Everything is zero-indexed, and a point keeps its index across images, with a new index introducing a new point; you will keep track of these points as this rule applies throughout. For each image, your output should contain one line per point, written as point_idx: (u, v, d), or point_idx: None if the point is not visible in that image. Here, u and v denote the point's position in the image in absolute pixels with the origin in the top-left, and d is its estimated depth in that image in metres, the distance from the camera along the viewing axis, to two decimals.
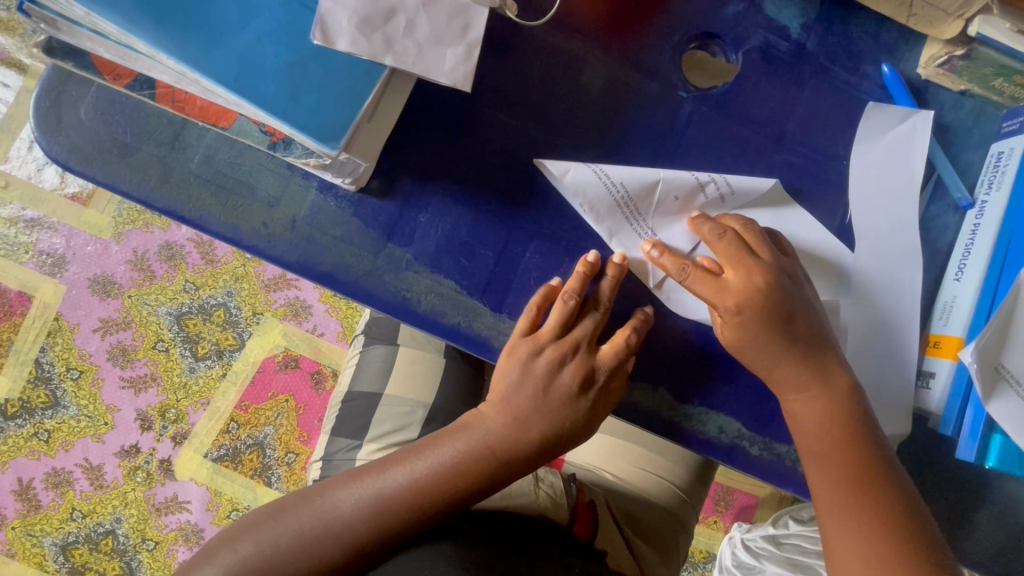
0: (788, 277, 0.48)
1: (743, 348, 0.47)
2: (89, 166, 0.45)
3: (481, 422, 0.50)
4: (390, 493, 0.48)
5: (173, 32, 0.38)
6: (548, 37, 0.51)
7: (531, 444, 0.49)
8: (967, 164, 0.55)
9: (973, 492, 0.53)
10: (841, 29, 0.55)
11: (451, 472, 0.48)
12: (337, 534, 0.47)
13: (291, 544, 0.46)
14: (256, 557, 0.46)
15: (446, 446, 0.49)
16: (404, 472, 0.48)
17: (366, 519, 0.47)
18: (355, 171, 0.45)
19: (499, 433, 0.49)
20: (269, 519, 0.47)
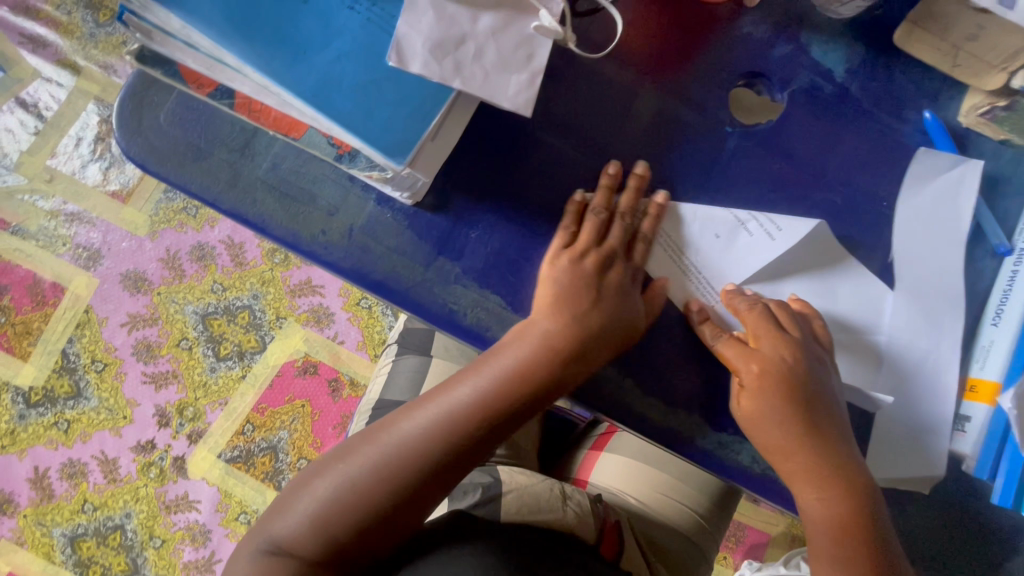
0: (815, 356, 0.48)
1: (755, 420, 0.47)
2: (163, 168, 0.48)
3: (533, 328, 0.48)
4: (454, 414, 0.48)
5: (262, 49, 0.41)
6: (600, 68, 0.53)
7: (560, 373, 0.48)
8: (1006, 211, 0.56)
9: (1006, 541, 0.52)
10: (884, 75, 0.56)
11: (516, 381, 0.48)
12: (411, 460, 0.47)
13: (368, 479, 0.47)
14: (336, 497, 0.47)
15: (463, 382, 0.48)
16: (425, 419, 0.48)
17: (434, 442, 0.47)
18: (413, 185, 0.48)
19: (520, 363, 0.47)
20: (338, 464, 0.48)
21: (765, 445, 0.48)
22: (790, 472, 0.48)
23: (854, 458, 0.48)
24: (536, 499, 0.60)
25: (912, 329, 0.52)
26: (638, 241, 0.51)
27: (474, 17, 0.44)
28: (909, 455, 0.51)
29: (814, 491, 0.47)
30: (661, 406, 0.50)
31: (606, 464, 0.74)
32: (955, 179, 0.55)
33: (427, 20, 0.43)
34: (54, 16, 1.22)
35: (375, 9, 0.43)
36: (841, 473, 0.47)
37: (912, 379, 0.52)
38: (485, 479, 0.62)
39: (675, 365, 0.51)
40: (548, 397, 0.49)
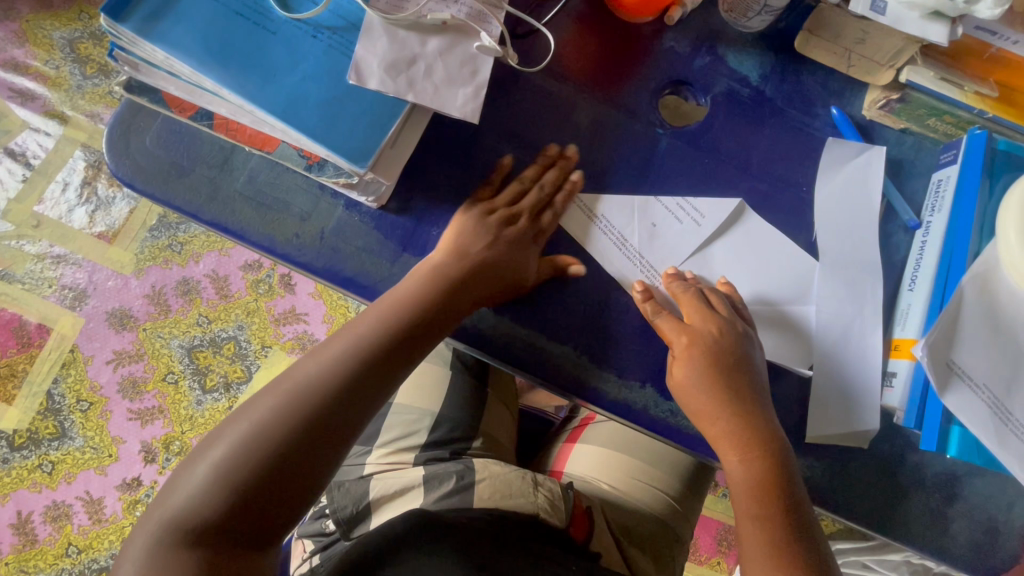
0: (740, 331, 0.53)
1: (689, 387, 0.52)
2: (149, 186, 0.53)
3: (417, 279, 0.52)
4: (365, 341, 0.50)
5: (236, 73, 0.47)
6: (542, 82, 0.60)
7: (449, 309, 0.52)
8: (913, 191, 0.63)
9: (944, 489, 0.56)
10: (794, 78, 0.64)
11: (402, 314, 0.51)
12: (315, 383, 0.47)
13: (273, 411, 0.46)
14: (245, 436, 0.45)
15: (369, 315, 0.51)
16: (378, 312, 0.51)
17: (345, 358, 0.49)
18: (378, 191, 0.53)
19: (411, 298, 0.51)
20: (251, 400, 0.47)
21: (696, 411, 0.52)
22: (719, 437, 0.52)
23: (770, 418, 0.52)
24: (507, 485, 0.65)
25: (837, 297, 0.58)
26: (540, 196, 0.56)
27: (423, 40, 0.51)
28: (841, 412, 0.56)
29: (741, 453, 0.50)
30: (615, 379, 0.55)
31: (582, 455, 0.77)
32: (864, 163, 0.62)
33: (381, 45, 0.50)
34: (43, 71, 1.29)
35: (336, 36, 0.50)
36: (758, 430, 0.51)
37: (840, 342, 0.57)
38: (459, 467, 0.67)
39: (625, 341, 0.56)
40: (438, 333, 0.52)
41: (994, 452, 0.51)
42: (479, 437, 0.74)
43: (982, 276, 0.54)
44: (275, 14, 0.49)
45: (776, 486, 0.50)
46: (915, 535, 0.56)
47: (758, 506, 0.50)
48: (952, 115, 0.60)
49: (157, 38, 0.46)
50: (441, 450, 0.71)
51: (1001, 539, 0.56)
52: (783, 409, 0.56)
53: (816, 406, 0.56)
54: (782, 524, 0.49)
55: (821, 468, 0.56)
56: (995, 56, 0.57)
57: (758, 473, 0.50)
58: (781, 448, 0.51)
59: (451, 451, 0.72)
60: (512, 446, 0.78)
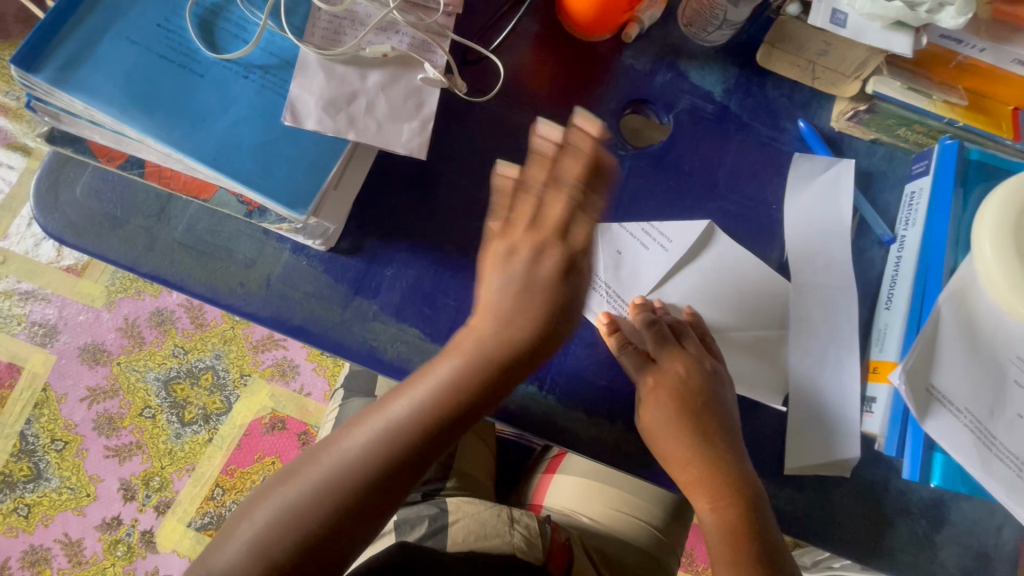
0: (711, 370, 0.52)
1: (658, 429, 0.51)
2: (82, 239, 0.50)
3: (456, 349, 0.46)
4: (399, 428, 0.44)
5: (162, 121, 0.44)
6: (498, 108, 0.58)
7: (491, 388, 0.45)
8: (886, 204, 0.61)
9: (932, 514, 0.54)
10: (759, 91, 0.62)
11: (444, 392, 0.45)
12: (346, 475, 0.43)
13: (305, 501, 0.43)
14: (275, 524, 0.43)
15: (401, 396, 0.45)
16: (414, 395, 0.45)
17: (377, 452, 0.44)
18: (325, 232, 0.50)
19: (452, 378, 0.45)
20: (278, 483, 0.44)
21: (668, 457, 0.51)
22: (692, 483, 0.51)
23: (742, 460, 0.51)
24: (483, 526, 0.62)
25: (810, 320, 0.56)
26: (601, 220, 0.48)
27: (363, 75, 0.49)
28: (820, 441, 0.54)
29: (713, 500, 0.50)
30: (584, 418, 0.52)
31: (561, 484, 0.75)
32: (834, 179, 0.60)
33: (317, 82, 0.47)
34: (4, 102, 1.26)
35: (269, 75, 0.47)
36: (729, 472, 0.50)
37: (815, 369, 0.55)
38: (432, 510, 0.64)
39: (594, 376, 0.53)
40: (502, 398, 0.47)
41: (978, 479, 0.49)
42: (452, 477, 0.71)
43: (960, 293, 0.52)
44: (203, 55, 0.46)
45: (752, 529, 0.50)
46: (906, 564, 0.53)
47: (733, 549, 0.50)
48: (921, 125, 0.58)
49: (73, 88, 0.43)
50: (413, 494, 0.68)
51: (992, 562, 0.54)
52: (760, 439, 0.54)
53: (795, 438, 0.54)
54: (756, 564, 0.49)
55: (803, 500, 0.53)
56: (961, 64, 0.56)
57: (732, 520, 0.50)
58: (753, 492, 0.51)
59: (422, 492, 0.69)
60: (488, 482, 0.76)
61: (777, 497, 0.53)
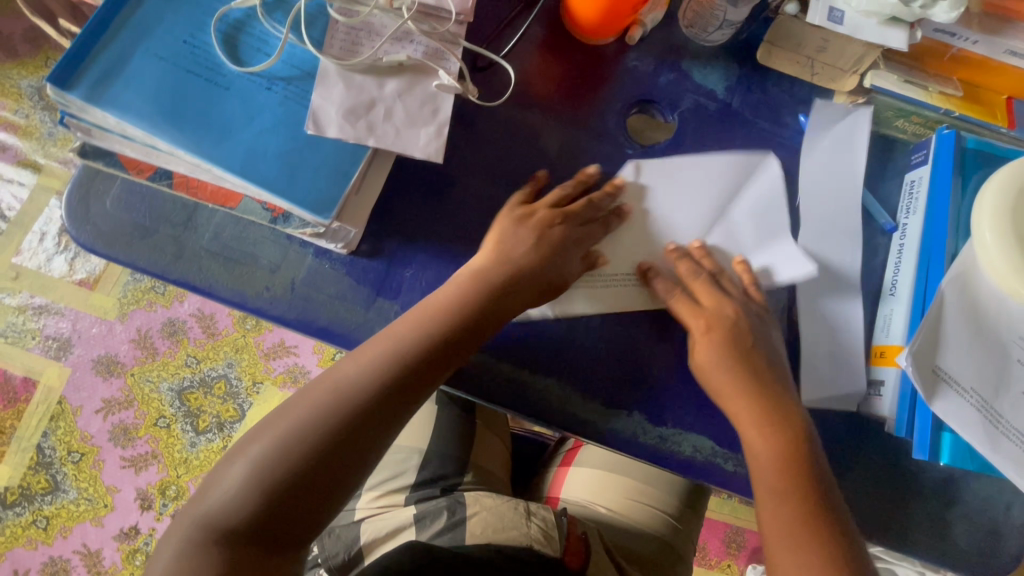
0: (758, 312, 0.55)
1: (710, 367, 0.53)
2: (112, 249, 0.52)
3: (460, 277, 0.52)
4: (399, 352, 0.48)
5: (191, 132, 0.46)
6: (508, 112, 0.59)
7: (485, 308, 0.51)
8: (887, 194, 0.62)
9: (942, 493, 0.56)
10: (760, 88, 0.64)
11: (438, 319, 0.50)
12: (341, 398, 0.47)
13: (303, 423, 0.46)
14: (274, 448, 0.45)
15: (405, 321, 0.50)
16: (412, 320, 0.50)
17: (368, 377, 0.48)
18: (346, 237, 0.53)
19: (445, 303, 0.50)
20: (285, 406, 0.47)
21: (717, 390, 0.53)
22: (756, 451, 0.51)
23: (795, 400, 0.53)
24: (500, 517, 0.63)
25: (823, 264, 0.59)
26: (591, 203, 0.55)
27: (381, 83, 0.51)
28: (833, 381, 0.56)
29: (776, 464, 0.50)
30: (602, 408, 0.54)
31: (577, 477, 0.76)
32: (845, 153, 0.61)
33: (337, 92, 0.49)
34: (12, 120, 1.28)
35: (291, 87, 0.49)
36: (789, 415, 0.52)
37: (832, 325, 0.57)
38: (449, 501, 0.65)
39: (610, 368, 0.55)
40: (493, 322, 0.51)
41: (987, 457, 0.51)
42: (470, 471, 0.73)
43: (962, 278, 0.54)
44: (228, 68, 0.48)
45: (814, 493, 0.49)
46: (919, 543, 0.55)
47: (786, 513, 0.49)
48: (919, 116, 0.60)
49: (106, 104, 0.45)
50: (432, 489, 0.70)
51: (1002, 541, 0.56)
52: None
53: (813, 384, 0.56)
54: (805, 506, 0.49)
55: None
56: (955, 56, 0.58)
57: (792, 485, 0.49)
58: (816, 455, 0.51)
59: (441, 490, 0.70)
60: (505, 477, 0.77)
61: None
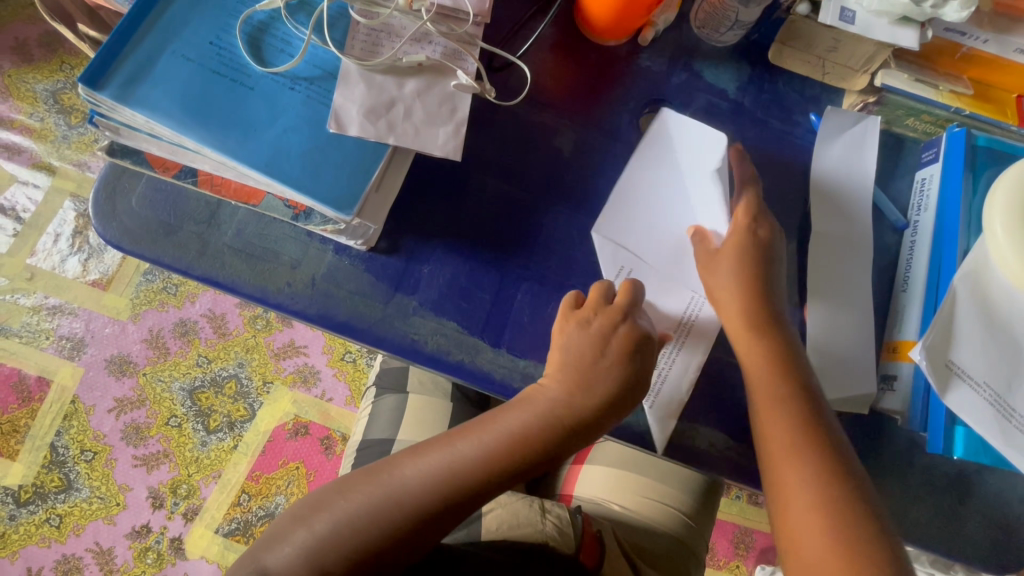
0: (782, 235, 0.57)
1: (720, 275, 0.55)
2: (138, 246, 0.53)
3: (555, 381, 0.51)
4: (500, 453, 0.50)
5: (217, 131, 0.47)
6: (522, 112, 0.60)
7: (593, 424, 0.51)
8: (898, 191, 0.63)
9: (955, 488, 0.56)
10: (771, 88, 0.64)
11: (556, 425, 0.50)
12: (441, 490, 0.49)
13: (389, 502, 0.49)
14: (357, 520, 0.48)
15: (518, 409, 0.51)
16: (529, 419, 0.50)
17: (471, 473, 0.50)
18: (366, 233, 0.53)
19: (553, 407, 0.50)
20: (379, 473, 0.50)
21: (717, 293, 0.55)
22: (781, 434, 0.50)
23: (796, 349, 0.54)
24: (515, 515, 0.63)
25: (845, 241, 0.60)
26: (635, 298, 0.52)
27: (401, 83, 0.52)
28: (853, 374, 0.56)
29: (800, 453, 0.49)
30: None
31: (590, 476, 0.77)
32: (857, 150, 0.62)
33: (359, 91, 0.50)
34: (28, 123, 1.30)
35: (313, 86, 0.50)
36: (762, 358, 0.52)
37: (851, 316, 0.58)
38: None
39: None
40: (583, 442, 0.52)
41: (1001, 451, 0.51)
42: None
43: (974, 273, 0.54)
44: (252, 69, 0.49)
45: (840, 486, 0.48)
46: (934, 538, 0.55)
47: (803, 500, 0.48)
48: (930, 114, 0.60)
49: (135, 103, 0.46)
50: None
51: (1015, 536, 0.56)
52: None
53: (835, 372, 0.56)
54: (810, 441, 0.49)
55: None
56: (966, 55, 0.59)
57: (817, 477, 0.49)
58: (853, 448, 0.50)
59: None
60: (517, 473, 0.78)
61: None
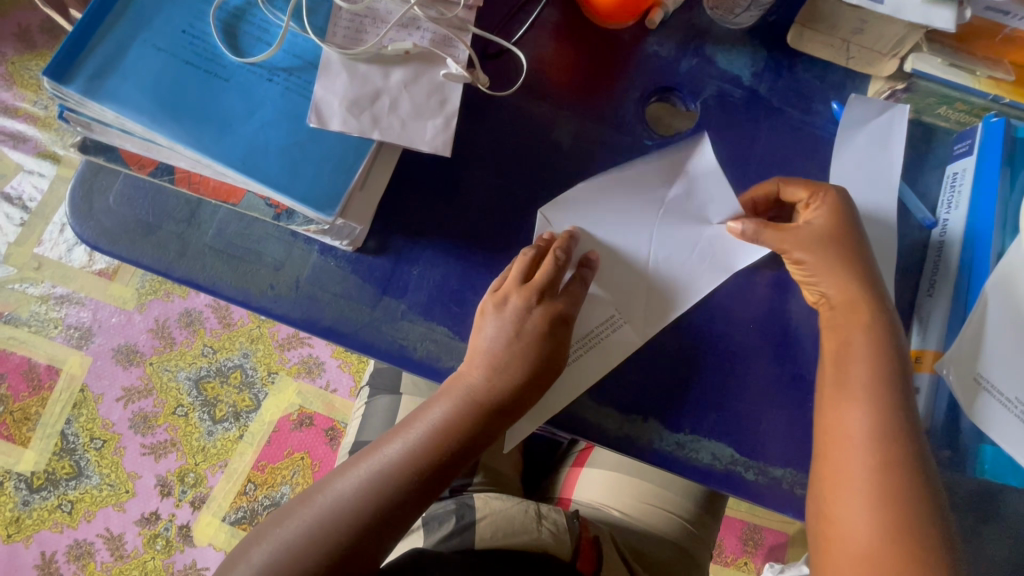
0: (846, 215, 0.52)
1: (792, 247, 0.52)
2: (116, 246, 0.51)
3: (463, 379, 0.49)
4: (391, 470, 0.48)
5: (191, 128, 0.44)
6: (519, 101, 0.57)
7: (462, 432, 0.49)
8: (926, 186, 0.58)
9: (978, 507, 0.52)
10: (790, 73, 0.60)
11: (441, 437, 0.49)
12: (357, 510, 0.47)
13: (307, 537, 0.46)
14: (274, 560, 0.46)
15: (394, 439, 0.50)
16: (421, 431, 0.49)
17: (384, 487, 0.48)
18: (352, 233, 0.51)
19: (442, 423, 0.49)
20: (294, 510, 0.48)
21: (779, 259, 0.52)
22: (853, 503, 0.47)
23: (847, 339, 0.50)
24: (509, 522, 0.60)
25: (868, 236, 0.55)
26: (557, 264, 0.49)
27: (386, 73, 0.48)
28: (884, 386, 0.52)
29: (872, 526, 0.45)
30: (616, 414, 0.52)
31: (589, 479, 0.74)
32: (883, 142, 0.57)
33: (341, 82, 0.47)
34: (32, 112, 1.29)
35: (292, 77, 0.47)
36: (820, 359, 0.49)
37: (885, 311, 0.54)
38: (457, 505, 0.62)
39: (625, 373, 0.52)
40: (495, 436, 0.50)
41: None
42: (479, 473, 0.71)
43: (1009, 279, 0.50)
44: (228, 59, 0.46)
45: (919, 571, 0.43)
46: None
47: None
48: (963, 103, 0.56)
49: (104, 98, 0.43)
50: (440, 490, 0.68)
51: None
52: (800, 432, 0.53)
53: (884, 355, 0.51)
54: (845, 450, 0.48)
55: None
56: (1010, 37, 0.53)
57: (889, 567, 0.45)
58: (933, 520, 0.46)
59: (450, 490, 0.68)
60: (515, 477, 0.75)
61: None
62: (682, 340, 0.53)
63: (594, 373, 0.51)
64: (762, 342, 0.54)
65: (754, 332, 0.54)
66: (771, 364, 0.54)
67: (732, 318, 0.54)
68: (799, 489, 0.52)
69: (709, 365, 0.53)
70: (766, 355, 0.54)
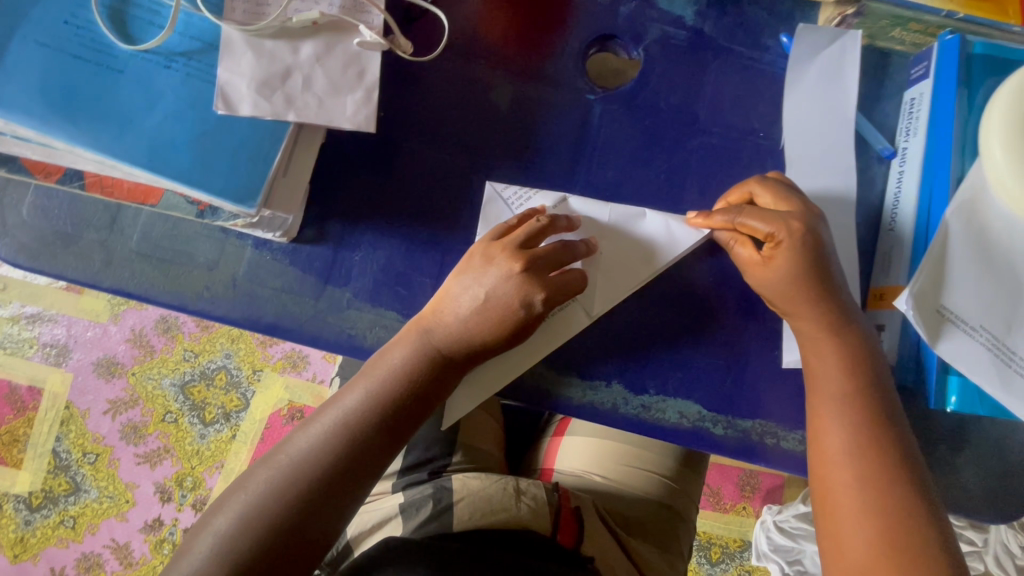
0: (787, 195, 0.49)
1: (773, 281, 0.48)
2: (37, 262, 0.48)
3: (419, 323, 0.47)
4: (353, 418, 0.46)
5: (87, 127, 0.41)
6: (451, 65, 0.53)
7: (422, 374, 0.46)
8: (885, 115, 0.56)
9: (951, 437, 0.52)
10: (735, 8, 0.56)
11: (402, 381, 0.46)
12: (323, 462, 0.44)
13: (272, 497, 0.43)
14: (239, 526, 0.43)
15: (353, 389, 0.47)
16: (378, 376, 0.46)
17: (347, 437, 0.45)
18: (284, 224, 0.48)
19: (402, 366, 0.46)
20: (255, 471, 0.45)
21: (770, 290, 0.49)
22: (823, 448, 0.46)
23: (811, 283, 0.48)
24: (488, 500, 0.60)
25: (825, 172, 0.53)
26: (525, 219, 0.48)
27: (295, 48, 0.45)
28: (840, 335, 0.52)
29: (850, 470, 0.44)
30: (578, 381, 0.51)
31: (571, 447, 0.74)
32: (836, 73, 0.54)
33: (246, 63, 0.44)
34: None
35: (192, 62, 0.44)
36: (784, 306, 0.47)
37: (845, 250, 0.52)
38: (435, 489, 0.61)
39: (584, 339, 0.51)
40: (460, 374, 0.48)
41: (999, 400, 0.46)
42: (458, 450, 0.70)
43: (972, 203, 0.48)
44: (118, 48, 0.43)
45: (896, 510, 0.43)
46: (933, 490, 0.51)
47: (864, 545, 0.42)
48: (916, 23, 0.52)
49: None
50: (419, 473, 0.67)
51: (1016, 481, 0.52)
52: (767, 382, 0.52)
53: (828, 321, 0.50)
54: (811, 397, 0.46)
55: None
56: None
57: (877, 509, 0.43)
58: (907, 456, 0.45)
59: (429, 472, 0.67)
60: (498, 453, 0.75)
61: (786, 439, 0.51)
62: (640, 300, 0.52)
63: (540, 352, 0.49)
64: (724, 294, 0.52)
65: (714, 285, 0.53)
66: (733, 316, 0.52)
67: (691, 271, 0.53)
68: (770, 438, 0.51)
69: (670, 323, 0.52)
70: (727, 309, 0.52)
